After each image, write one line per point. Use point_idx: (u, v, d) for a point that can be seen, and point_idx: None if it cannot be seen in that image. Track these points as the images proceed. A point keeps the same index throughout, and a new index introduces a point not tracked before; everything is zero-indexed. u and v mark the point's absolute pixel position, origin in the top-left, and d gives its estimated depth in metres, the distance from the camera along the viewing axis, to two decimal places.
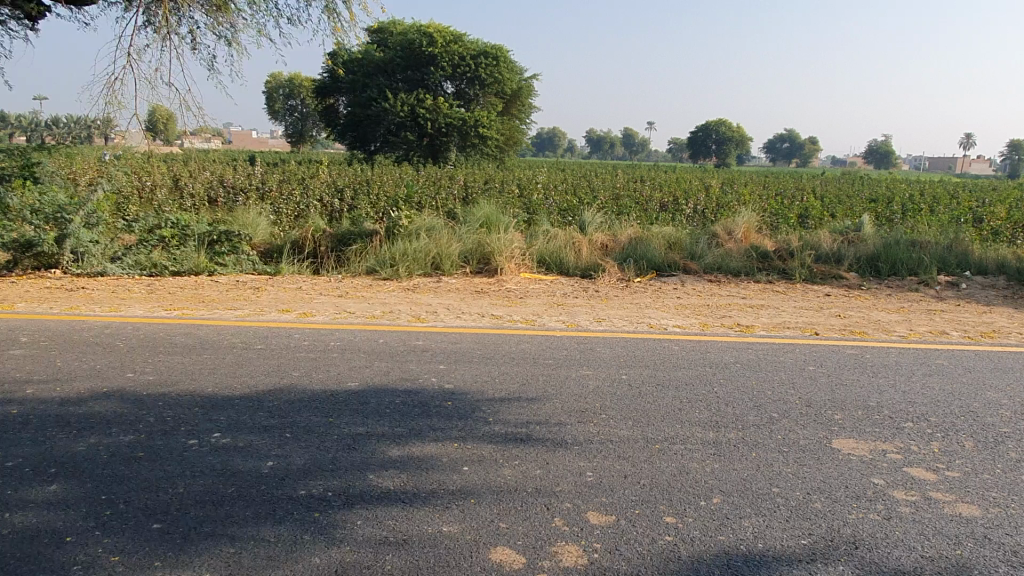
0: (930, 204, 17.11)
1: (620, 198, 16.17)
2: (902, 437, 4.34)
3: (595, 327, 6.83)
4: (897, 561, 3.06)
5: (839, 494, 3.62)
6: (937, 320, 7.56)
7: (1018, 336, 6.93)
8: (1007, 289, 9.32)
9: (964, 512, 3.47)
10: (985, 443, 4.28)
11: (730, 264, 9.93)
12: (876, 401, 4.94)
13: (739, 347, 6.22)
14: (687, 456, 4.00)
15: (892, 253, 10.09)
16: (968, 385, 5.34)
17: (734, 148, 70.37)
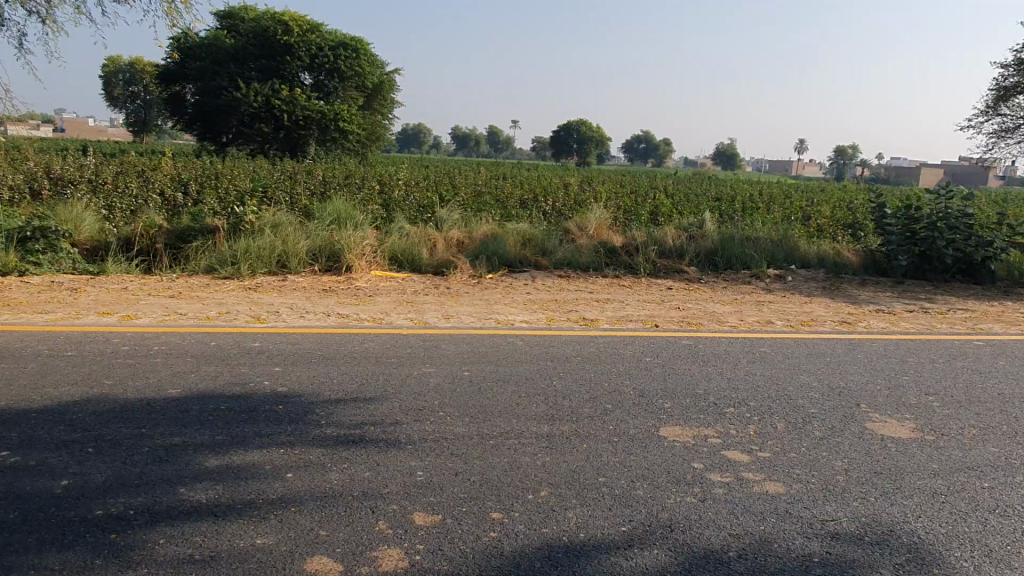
0: (767, 202, 18.47)
1: (480, 195, 16.25)
2: (723, 422, 4.59)
3: (443, 324, 6.78)
4: (707, 540, 3.22)
5: (660, 480, 3.76)
6: (764, 311, 8.12)
7: (832, 324, 7.58)
8: (826, 281, 10.20)
9: (770, 490, 3.71)
10: (794, 423, 4.62)
11: (580, 260, 10.21)
12: (703, 388, 5.21)
13: (581, 340, 6.38)
14: (520, 451, 4.03)
15: (728, 248, 10.77)
16: (786, 370, 5.76)
17: (594, 148, 72.88)
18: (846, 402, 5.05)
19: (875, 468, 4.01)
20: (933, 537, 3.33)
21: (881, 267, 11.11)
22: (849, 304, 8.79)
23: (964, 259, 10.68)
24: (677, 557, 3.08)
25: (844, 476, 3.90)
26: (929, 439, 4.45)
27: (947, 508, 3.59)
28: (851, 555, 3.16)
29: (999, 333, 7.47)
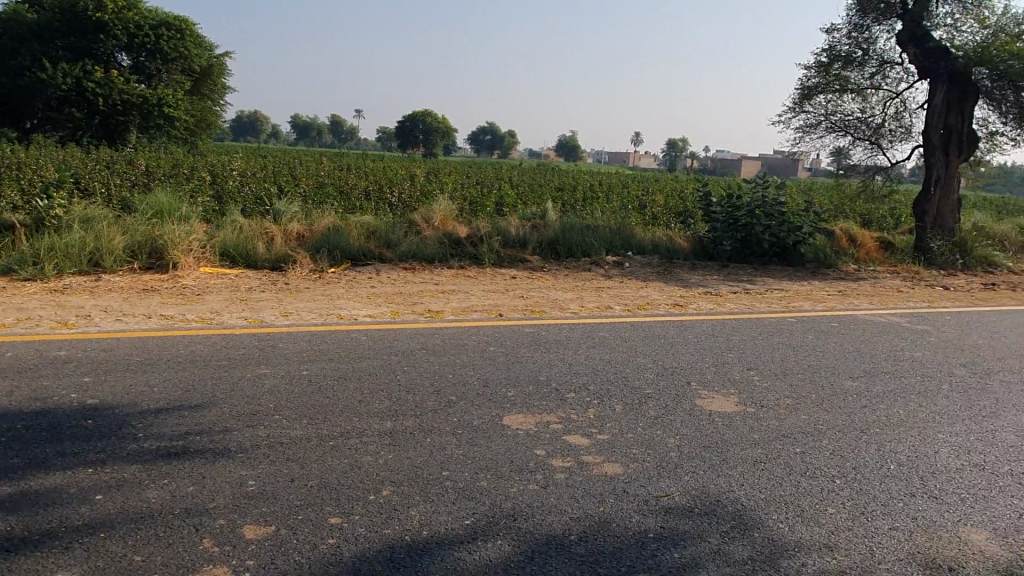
0: (606, 192, 19.29)
1: (321, 186, 15.69)
2: (564, 407, 4.68)
3: (280, 322, 6.43)
4: (548, 526, 3.25)
5: (504, 470, 3.76)
6: (603, 296, 8.43)
7: (665, 307, 7.99)
8: (659, 266, 10.78)
9: (608, 471, 3.82)
10: (631, 404, 4.80)
11: (425, 251, 10.11)
12: (545, 375, 5.30)
13: (426, 332, 6.30)
14: (361, 451, 3.88)
15: (569, 237, 11.09)
16: (623, 353, 5.99)
17: (440, 139, 72.43)
18: (677, 381, 5.33)
19: (703, 443, 4.25)
20: (755, 503, 3.57)
21: (709, 252, 11.90)
22: (680, 287, 9.33)
23: (778, 243, 11.66)
24: (520, 545, 3.08)
25: (676, 452, 4.09)
26: (749, 411, 4.79)
27: (765, 475, 3.87)
28: (683, 527, 3.31)
29: (808, 310, 8.22)
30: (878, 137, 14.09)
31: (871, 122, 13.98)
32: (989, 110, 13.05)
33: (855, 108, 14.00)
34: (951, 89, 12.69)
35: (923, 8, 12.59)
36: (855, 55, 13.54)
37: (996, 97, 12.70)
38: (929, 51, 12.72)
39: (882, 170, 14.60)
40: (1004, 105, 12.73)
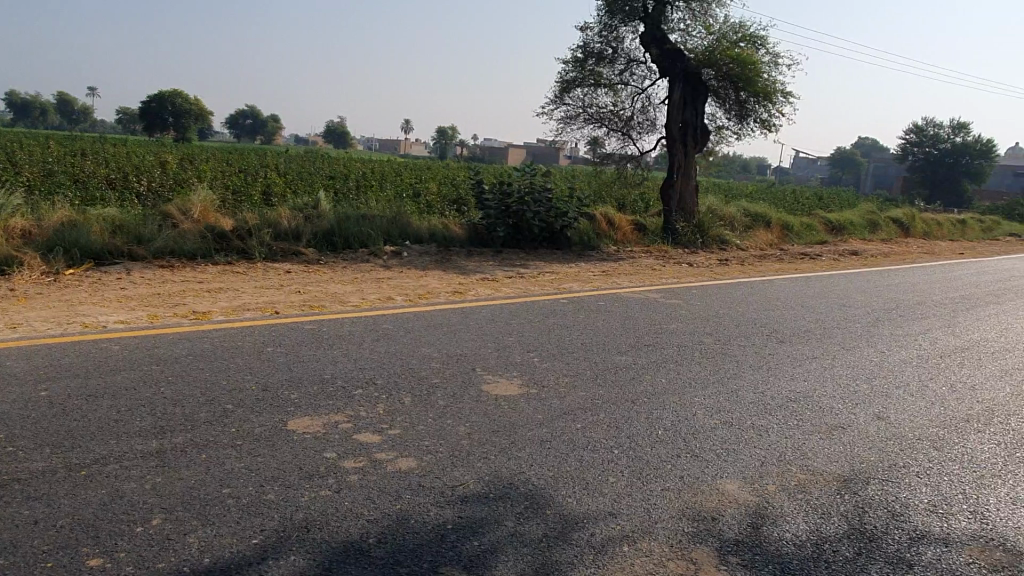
0: (379, 181, 19.05)
1: (51, 175, 13.69)
2: (352, 405, 4.52)
3: (5, 336, 5.48)
4: (345, 533, 3.12)
5: (292, 479, 3.54)
6: (384, 288, 8.30)
7: (446, 296, 8.06)
8: (437, 254, 10.87)
9: (403, 467, 3.77)
10: (420, 396, 4.77)
11: (184, 247, 9.23)
12: (330, 372, 5.09)
13: (193, 337, 5.75)
14: (123, 478, 3.43)
15: (344, 227, 10.77)
16: (409, 344, 5.95)
17: (193, 122, 66.50)
18: (463, 368, 5.40)
19: (493, 428, 4.35)
20: (544, 481, 3.72)
21: (483, 239, 12.15)
22: (459, 275, 9.47)
23: (547, 228, 12.33)
24: (316, 558, 2.92)
25: (467, 440, 4.14)
26: (533, 392, 4.99)
27: (552, 452, 4.06)
28: (480, 514, 3.36)
29: (578, 291, 8.76)
30: (628, 129, 15.40)
31: (622, 115, 15.22)
32: (716, 106, 14.91)
33: (607, 102, 15.14)
34: (685, 87, 14.13)
35: (661, 13, 13.94)
36: (606, 52, 14.65)
37: (721, 95, 14.54)
38: (667, 52, 14.03)
39: (632, 159, 16.00)
40: (727, 103, 14.63)
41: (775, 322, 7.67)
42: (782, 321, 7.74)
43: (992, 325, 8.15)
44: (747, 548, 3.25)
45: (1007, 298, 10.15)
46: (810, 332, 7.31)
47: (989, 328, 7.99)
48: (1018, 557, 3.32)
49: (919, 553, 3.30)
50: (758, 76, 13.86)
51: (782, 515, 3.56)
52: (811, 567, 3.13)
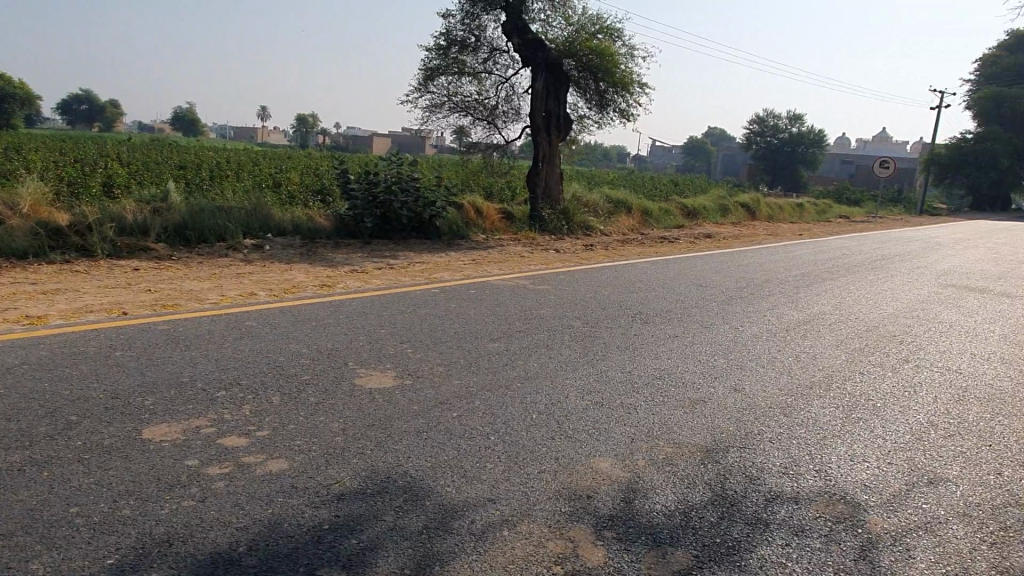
0: (235, 171, 18.08)
1: None
2: (215, 408, 4.27)
3: None
4: (213, 543, 2.94)
5: (150, 491, 3.30)
6: (245, 283, 7.89)
7: (312, 289, 7.79)
8: (302, 247, 10.48)
9: (273, 469, 3.60)
10: (289, 394, 4.58)
11: (12, 245, 8.35)
12: (188, 375, 4.77)
13: (28, 344, 5.21)
14: None
15: (199, 220, 10.14)
16: (275, 341, 5.69)
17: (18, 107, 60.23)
18: (334, 363, 5.24)
19: (367, 422, 4.25)
20: (422, 472, 3.68)
21: (350, 230, 11.84)
22: (325, 267, 9.17)
23: (415, 217, 12.22)
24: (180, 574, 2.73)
25: (341, 436, 4.02)
26: (408, 383, 4.93)
27: (429, 443, 4.03)
28: (357, 510, 3.27)
29: (449, 281, 8.74)
30: (493, 118, 15.51)
31: (487, 104, 15.31)
32: (577, 96, 15.25)
33: (472, 91, 15.16)
34: (548, 77, 14.41)
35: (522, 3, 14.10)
36: (469, 40, 14.63)
37: (582, 85, 14.90)
38: (529, 42, 14.24)
39: (498, 147, 16.16)
40: (588, 93, 15.01)
41: (639, 304, 8.01)
42: (646, 302, 8.09)
43: (829, 299, 8.93)
44: (620, 522, 3.38)
45: (840, 274, 11.16)
46: (672, 312, 7.69)
47: (827, 302, 8.75)
48: (857, 508, 3.66)
49: (774, 512, 3.57)
50: (615, 66, 14.31)
51: (652, 488, 3.73)
52: (679, 535, 3.30)
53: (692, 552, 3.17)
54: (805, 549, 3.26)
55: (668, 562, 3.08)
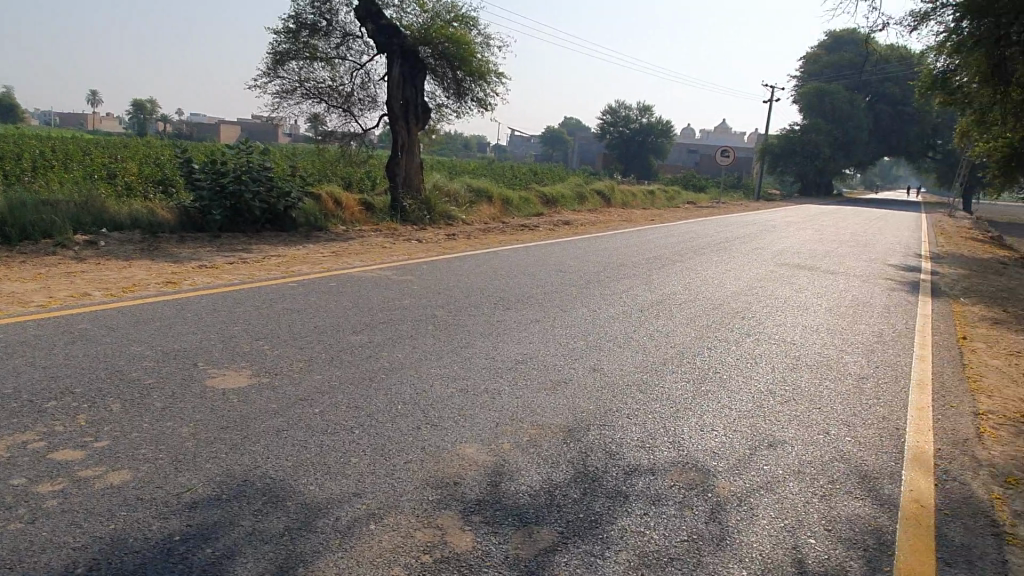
0: (61, 161, 16.50)
1: None
2: (44, 420, 3.88)
3: None
4: (45, 567, 2.67)
5: None
6: (77, 282, 7.23)
7: (156, 287, 7.25)
8: (143, 242, 9.75)
9: (115, 481, 3.33)
10: (131, 400, 4.25)
11: None
12: (10, 386, 4.30)
13: None
14: None
15: (20, 215, 9.17)
16: (114, 344, 5.26)
17: None
18: (182, 365, 4.91)
19: (220, 424, 4.02)
20: (282, 472, 3.53)
21: (197, 223, 11.14)
22: (170, 263, 8.57)
23: (269, 209, 11.70)
24: None
25: (191, 441, 3.78)
26: (265, 381, 4.71)
27: (289, 441, 3.87)
28: (212, 518, 3.09)
29: (307, 274, 8.45)
30: (348, 105, 15.13)
31: (341, 91, 14.90)
32: (434, 84, 15.24)
33: (325, 77, 14.69)
34: (404, 65, 14.23)
35: None
36: (319, 25, 14.11)
37: (439, 74, 14.91)
38: (383, 28, 13.95)
39: (355, 136, 15.78)
40: (445, 81, 15.04)
41: (502, 291, 8.11)
42: (508, 289, 8.21)
43: (678, 280, 9.46)
44: (487, 505, 3.41)
45: (687, 256, 11.85)
46: (534, 297, 7.85)
47: (676, 283, 9.27)
48: (707, 474, 3.91)
49: (632, 484, 3.73)
50: (472, 56, 14.42)
51: (518, 470, 3.79)
52: (544, 514, 3.38)
53: (558, 529, 3.26)
54: (661, 517, 3.44)
55: (534, 541, 3.15)
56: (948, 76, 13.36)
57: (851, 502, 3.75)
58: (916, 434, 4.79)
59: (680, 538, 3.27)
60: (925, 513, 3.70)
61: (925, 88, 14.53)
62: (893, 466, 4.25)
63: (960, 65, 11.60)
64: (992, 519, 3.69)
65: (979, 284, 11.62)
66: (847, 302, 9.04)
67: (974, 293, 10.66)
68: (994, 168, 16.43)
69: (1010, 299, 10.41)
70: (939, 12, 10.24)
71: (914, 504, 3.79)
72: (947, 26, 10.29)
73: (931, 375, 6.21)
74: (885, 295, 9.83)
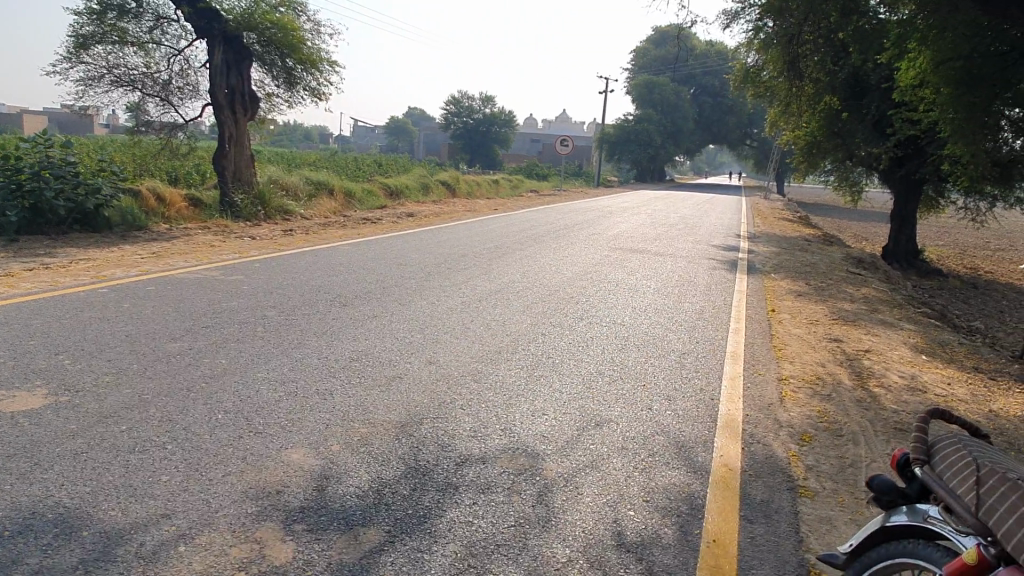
0: None
1: None
2: None
3: None
4: None
5: None
6: None
7: None
8: None
9: None
10: None
11: None
12: None
13: None
14: None
15: None
16: None
17: None
18: None
19: (6, 453, 3.60)
20: (79, 500, 3.22)
21: None
22: None
23: (76, 208, 10.65)
24: None
25: None
26: (63, 400, 4.27)
27: (89, 465, 3.54)
28: None
29: (121, 278, 7.78)
30: (166, 94, 14.13)
31: (157, 78, 13.88)
32: (262, 72, 14.66)
33: (137, 63, 13.59)
34: (226, 50, 13.50)
35: None
36: (127, 6, 12.96)
37: (267, 61, 14.33)
38: (201, 11, 13.07)
39: (177, 127, 14.76)
40: (274, 69, 14.50)
41: (338, 287, 7.89)
42: (345, 285, 8.00)
43: (517, 269, 9.63)
44: (312, 512, 3.29)
45: (527, 244, 12.10)
46: (370, 292, 7.71)
47: (515, 271, 9.44)
48: (536, 459, 4.01)
49: (462, 475, 3.75)
50: (301, 42, 13.98)
51: (346, 471, 3.70)
52: (371, 513, 3.32)
53: (385, 527, 3.22)
54: (489, 505, 3.48)
55: (359, 543, 3.08)
56: (755, 70, 14.52)
57: (668, 472, 3.99)
58: (727, 402, 5.19)
59: (507, 524, 3.33)
60: (732, 475, 4.01)
61: (739, 81, 15.69)
62: (706, 434, 4.57)
63: (764, 61, 12.60)
64: (789, 476, 4.06)
65: (786, 260, 12.77)
66: (672, 282, 9.61)
67: (782, 269, 11.71)
68: (798, 155, 18.09)
69: (812, 273, 11.53)
70: (747, 11, 11.05)
71: (724, 468, 4.09)
72: (753, 24, 11.12)
73: (743, 347, 6.74)
74: (707, 274, 10.56)
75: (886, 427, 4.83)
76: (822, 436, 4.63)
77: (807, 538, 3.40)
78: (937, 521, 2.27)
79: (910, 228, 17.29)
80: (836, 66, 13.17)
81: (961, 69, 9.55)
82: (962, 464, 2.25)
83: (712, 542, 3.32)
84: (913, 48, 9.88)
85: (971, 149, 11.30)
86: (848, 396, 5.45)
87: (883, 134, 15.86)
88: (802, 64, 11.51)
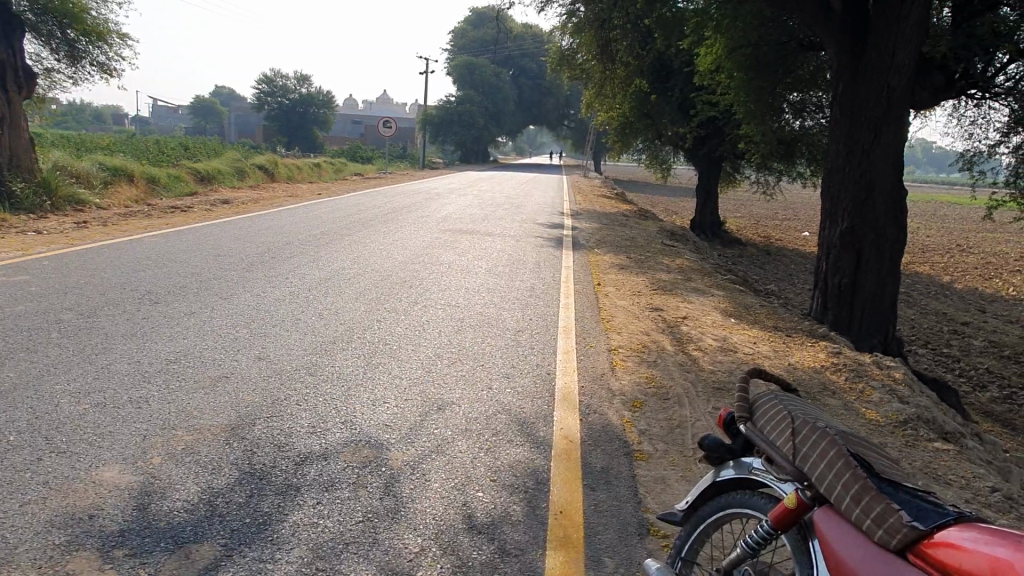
0: None
1: None
2: None
3: None
4: None
5: None
6: None
7: None
8: None
9: None
10: None
11: None
12: None
13: None
14: None
15: None
16: None
17: None
18: None
19: None
20: None
21: None
22: None
23: None
24: None
25: None
26: None
27: None
28: None
29: None
30: None
31: None
32: (37, 46, 13.17)
33: None
34: None
35: None
36: None
37: (43, 32, 12.94)
38: None
39: None
40: (52, 41, 13.11)
41: (146, 283, 7.19)
42: (154, 280, 7.32)
43: (345, 255, 9.30)
44: (133, 533, 2.98)
45: (353, 230, 11.77)
46: (185, 287, 7.10)
47: (345, 258, 9.13)
48: (379, 449, 3.91)
49: (303, 475, 3.56)
50: (83, 12, 12.87)
51: (170, 485, 3.38)
52: (204, 528, 3.06)
53: (221, 541, 2.98)
54: (334, 503, 3.33)
55: (192, 562, 2.83)
56: (570, 53, 15.05)
57: (512, 450, 4.05)
58: (563, 376, 5.36)
59: (355, 520, 3.21)
60: (573, 447, 4.14)
61: (555, 64, 16.14)
62: (546, 409, 4.68)
63: (578, 45, 13.02)
64: (624, 441, 4.27)
65: (608, 236, 13.42)
66: (503, 262, 9.76)
67: (605, 244, 12.28)
68: (612, 136, 19.01)
69: (631, 247, 12.21)
70: None
71: (565, 440, 4.22)
72: (565, 9, 11.42)
73: (573, 321, 6.99)
74: (535, 252, 10.84)
75: (706, 387, 5.24)
76: (651, 401, 4.92)
77: (645, 499, 3.60)
78: (759, 472, 2.45)
79: (714, 201, 18.88)
80: (643, 51, 13.92)
81: (750, 56, 10.50)
82: (780, 419, 2.46)
83: (559, 514, 3.41)
84: (710, 34, 10.70)
85: (762, 130, 12.47)
86: (670, 361, 5.83)
87: (687, 115, 17.14)
88: (613, 49, 12.07)
